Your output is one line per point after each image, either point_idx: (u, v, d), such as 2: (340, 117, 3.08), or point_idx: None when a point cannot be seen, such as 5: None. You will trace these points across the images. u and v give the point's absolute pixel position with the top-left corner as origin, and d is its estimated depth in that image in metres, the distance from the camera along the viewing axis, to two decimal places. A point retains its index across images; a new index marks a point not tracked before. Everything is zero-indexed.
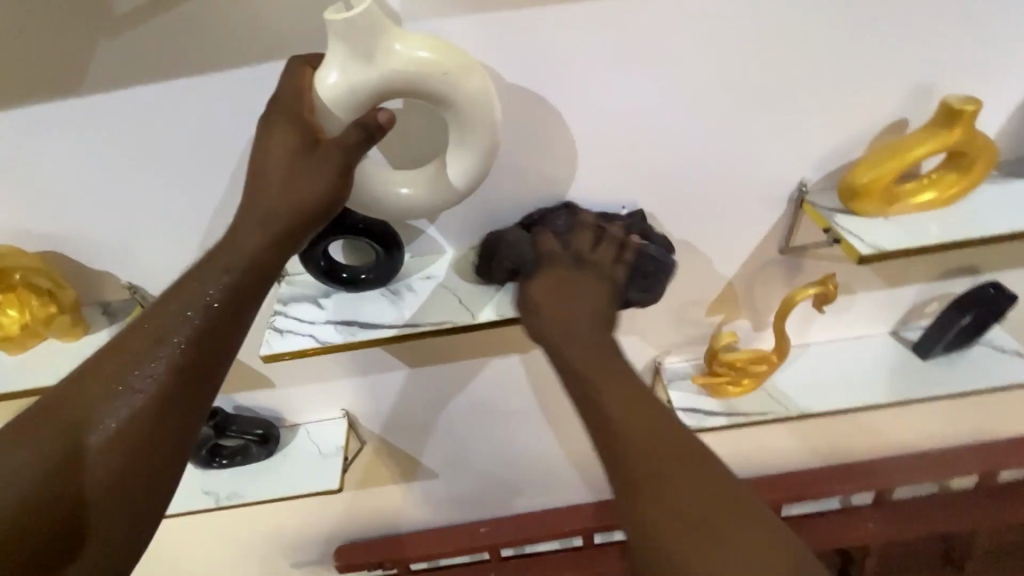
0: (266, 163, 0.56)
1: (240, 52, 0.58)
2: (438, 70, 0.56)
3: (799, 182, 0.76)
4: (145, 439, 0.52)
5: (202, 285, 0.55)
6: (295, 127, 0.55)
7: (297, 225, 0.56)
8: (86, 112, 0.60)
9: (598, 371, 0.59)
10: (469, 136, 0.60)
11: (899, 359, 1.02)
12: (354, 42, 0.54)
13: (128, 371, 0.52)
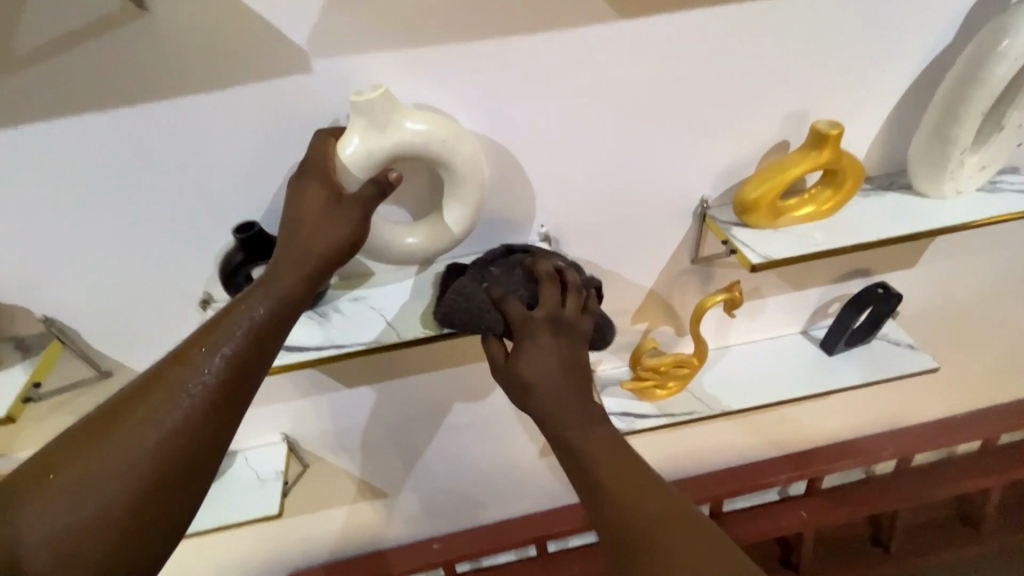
0: (298, 216, 0.61)
1: (148, 87, 0.59)
2: (440, 139, 0.64)
3: (700, 198, 0.83)
4: (180, 455, 0.53)
5: (248, 305, 0.58)
6: (324, 183, 0.60)
7: (324, 265, 0.61)
8: None
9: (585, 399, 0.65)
10: (466, 191, 0.68)
11: (809, 356, 1.10)
12: (371, 118, 0.61)
13: (170, 389, 0.53)
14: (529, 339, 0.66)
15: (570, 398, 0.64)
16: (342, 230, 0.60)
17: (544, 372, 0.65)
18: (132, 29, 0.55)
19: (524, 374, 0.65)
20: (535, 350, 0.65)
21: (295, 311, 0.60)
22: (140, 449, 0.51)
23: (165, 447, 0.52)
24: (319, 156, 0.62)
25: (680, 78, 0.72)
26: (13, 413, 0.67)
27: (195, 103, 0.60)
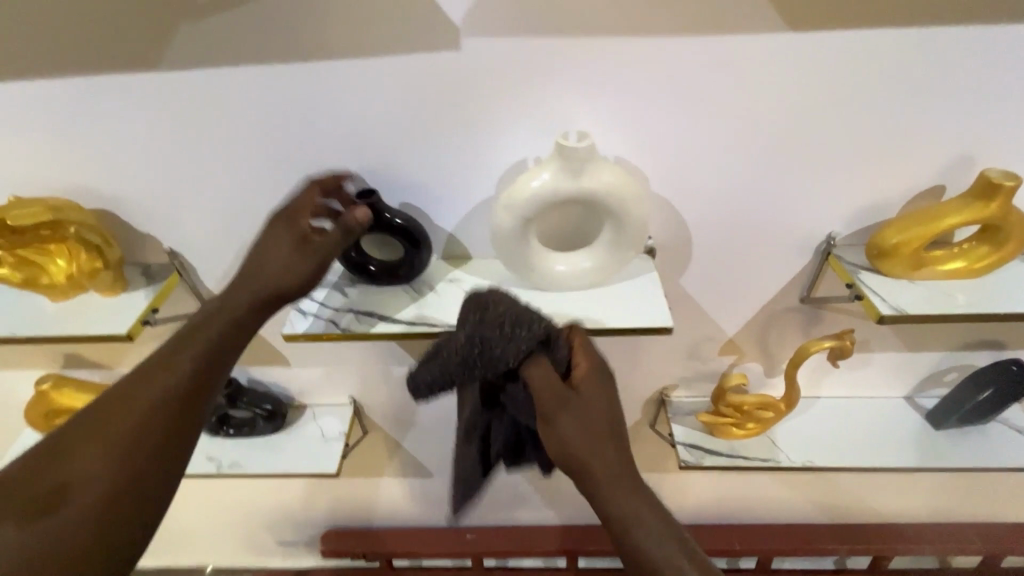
0: (263, 258, 0.65)
1: (306, 49, 0.60)
2: (620, 195, 0.61)
3: (827, 234, 0.76)
4: (150, 462, 0.54)
5: (227, 323, 0.63)
6: (290, 227, 0.64)
7: (259, 293, 0.64)
8: (158, 88, 0.63)
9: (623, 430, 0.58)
10: (622, 246, 0.66)
11: (910, 424, 1.00)
12: (565, 162, 0.59)
13: (150, 391, 0.57)
14: (564, 397, 0.58)
15: (602, 413, 0.58)
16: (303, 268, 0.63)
17: (585, 416, 0.57)
18: None
19: (564, 427, 0.57)
20: (587, 377, 0.60)
21: (242, 335, 0.64)
22: (121, 447, 0.53)
23: (144, 449, 0.54)
24: (298, 203, 0.65)
25: (840, 104, 0.66)
26: (132, 333, 0.73)
27: (347, 68, 0.61)
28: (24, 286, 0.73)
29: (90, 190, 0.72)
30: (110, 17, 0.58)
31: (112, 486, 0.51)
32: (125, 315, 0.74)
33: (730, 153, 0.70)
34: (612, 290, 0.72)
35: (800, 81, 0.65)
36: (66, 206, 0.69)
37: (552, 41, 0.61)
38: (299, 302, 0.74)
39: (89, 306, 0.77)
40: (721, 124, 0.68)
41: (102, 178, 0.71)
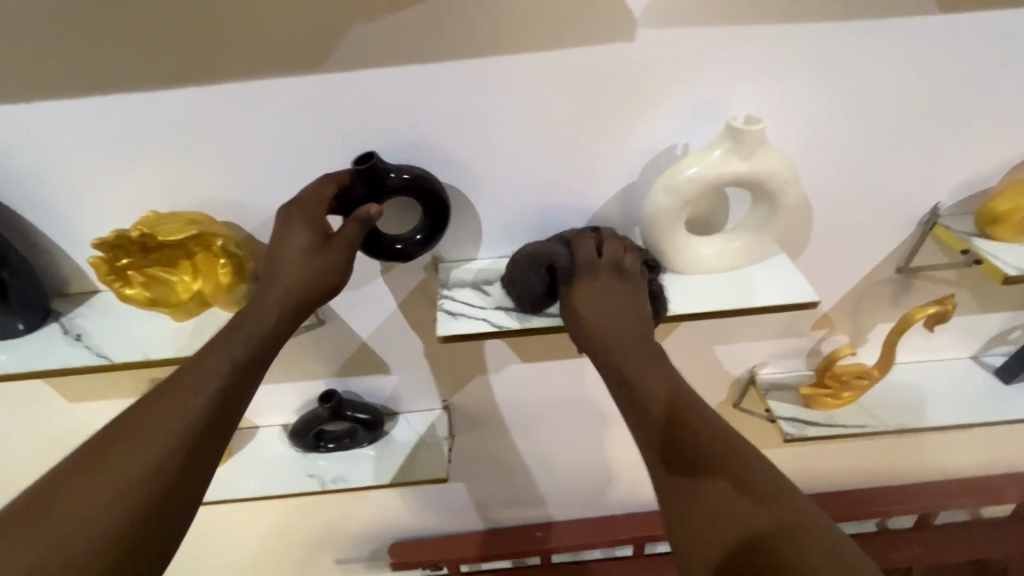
0: (278, 254, 0.64)
1: (474, 46, 0.59)
2: (782, 176, 0.64)
3: (933, 205, 0.81)
4: (184, 455, 0.55)
5: (266, 322, 0.64)
6: (313, 229, 0.63)
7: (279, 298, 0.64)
8: (314, 91, 0.62)
9: (625, 391, 0.62)
10: (770, 227, 0.69)
11: (981, 383, 1.07)
12: (734, 146, 0.61)
13: (185, 393, 0.58)
14: (591, 280, 0.68)
15: (657, 388, 0.61)
16: (327, 277, 0.64)
17: (609, 309, 0.67)
18: None
19: (597, 317, 0.67)
20: (616, 291, 0.67)
21: (278, 334, 0.64)
22: (162, 441, 0.55)
23: (182, 443, 0.55)
24: (310, 199, 0.63)
25: (963, 82, 0.70)
26: None
27: (512, 63, 0.61)
28: (148, 305, 0.69)
29: (221, 200, 0.69)
30: (278, 19, 0.57)
31: (151, 476, 0.53)
32: None
33: (858, 133, 0.73)
34: (750, 271, 0.75)
35: (932, 62, 0.68)
36: (205, 221, 0.66)
37: (717, 29, 0.61)
38: (443, 303, 0.73)
39: (217, 322, 0.75)
40: (856, 106, 0.70)
41: (236, 187, 0.69)
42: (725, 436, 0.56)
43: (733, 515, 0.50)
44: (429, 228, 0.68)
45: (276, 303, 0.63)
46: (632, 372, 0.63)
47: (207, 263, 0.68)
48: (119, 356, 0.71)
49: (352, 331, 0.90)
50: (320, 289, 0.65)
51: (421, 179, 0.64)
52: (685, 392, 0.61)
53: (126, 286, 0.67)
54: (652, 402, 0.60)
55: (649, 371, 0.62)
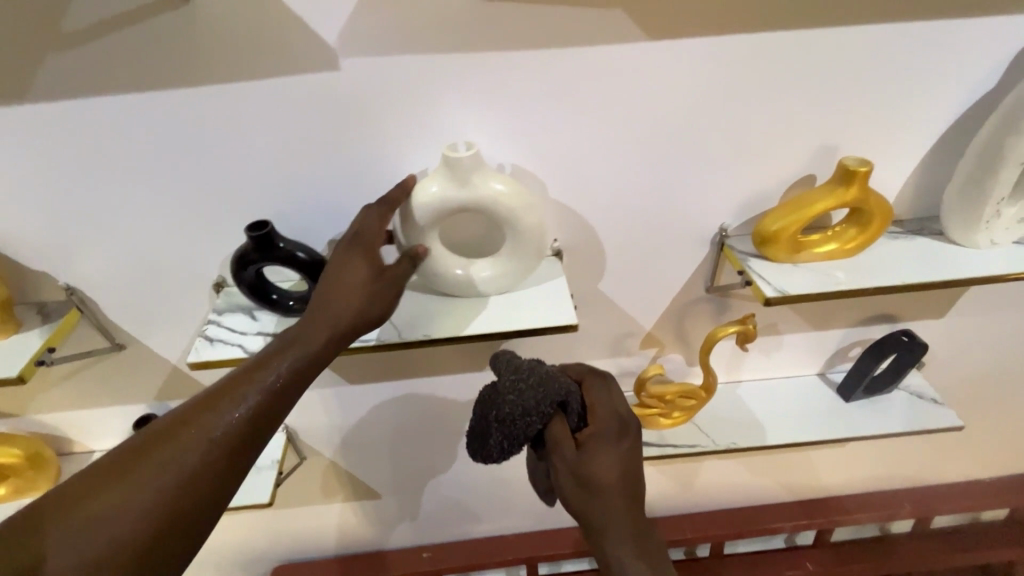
0: (330, 285, 0.60)
1: (181, 75, 0.59)
2: (510, 201, 0.64)
3: (719, 226, 0.81)
4: (205, 480, 0.49)
5: (286, 350, 0.57)
6: (371, 259, 0.61)
7: (342, 331, 0.59)
8: (28, 120, 0.61)
9: (591, 513, 0.64)
10: (520, 252, 0.69)
11: (823, 399, 1.06)
12: (455, 172, 0.62)
13: (214, 414, 0.51)
14: (599, 443, 0.66)
15: (614, 519, 0.63)
16: (379, 306, 0.60)
17: (603, 461, 0.64)
18: (173, 14, 0.56)
19: (595, 467, 0.64)
20: (602, 453, 0.65)
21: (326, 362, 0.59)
22: (188, 457, 0.49)
23: (201, 466, 0.49)
24: (367, 240, 0.62)
25: (724, 106, 0.69)
26: (24, 374, 0.70)
27: (225, 92, 0.60)
28: None
29: None
30: None
31: (148, 523, 0.46)
32: (17, 357, 0.71)
33: (626, 157, 0.72)
34: (521, 293, 0.74)
35: (686, 87, 0.67)
36: None
37: (436, 58, 0.60)
38: (206, 329, 0.73)
39: None
40: (615, 131, 0.69)
41: None
42: (654, 534, 0.64)
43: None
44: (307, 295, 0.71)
45: (328, 333, 0.58)
46: (592, 499, 0.63)
47: None
48: None
49: (159, 357, 0.89)
50: (360, 317, 0.60)
51: (313, 261, 0.67)
52: (606, 508, 0.63)
53: None
54: (615, 510, 0.63)
55: (611, 509, 0.63)
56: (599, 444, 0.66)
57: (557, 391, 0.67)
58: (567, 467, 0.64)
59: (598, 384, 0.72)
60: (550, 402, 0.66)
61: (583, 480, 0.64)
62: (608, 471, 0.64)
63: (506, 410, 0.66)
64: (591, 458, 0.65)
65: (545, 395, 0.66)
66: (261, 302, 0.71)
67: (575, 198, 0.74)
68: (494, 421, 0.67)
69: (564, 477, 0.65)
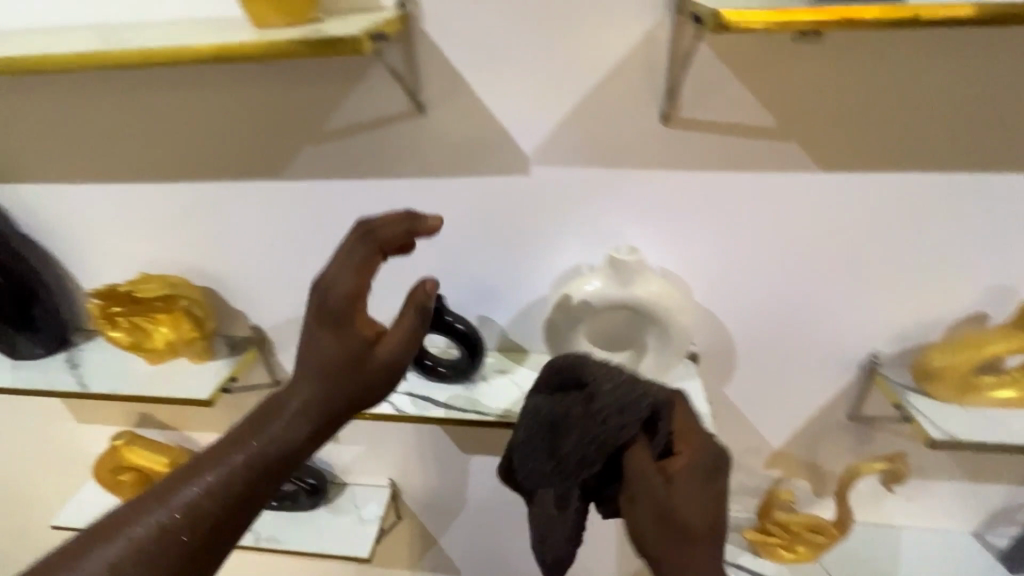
0: (308, 350, 0.50)
1: (395, 167, 0.70)
2: (665, 305, 0.67)
3: (871, 353, 0.77)
4: (154, 567, 0.39)
5: (280, 401, 0.48)
6: (358, 321, 0.52)
7: (337, 385, 0.49)
8: (274, 191, 0.75)
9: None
10: (665, 352, 0.71)
11: (979, 564, 0.92)
12: (618, 273, 0.67)
13: (163, 504, 0.41)
14: (681, 475, 0.48)
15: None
16: (383, 372, 0.51)
17: (686, 489, 0.47)
18: (407, 123, 0.66)
19: (682, 511, 0.45)
20: (689, 494, 0.46)
21: (319, 436, 0.49)
22: (134, 562, 0.39)
23: (150, 573, 0.39)
24: (342, 295, 0.51)
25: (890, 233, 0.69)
26: (211, 399, 0.81)
27: (427, 183, 0.70)
28: (129, 347, 0.84)
29: (200, 269, 0.83)
30: (249, 137, 0.72)
31: None
32: (209, 382, 0.83)
33: (780, 272, 0.73)
34: None
35: (855, 213, 0.68)
36: (178, 283, 0.80)
37: (614, 172, 0.67)
38: None
39: (179, 372, 0.86)
40: (775, 247, 0.71)
41: (213, 259, 0.83)
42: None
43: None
44: (457, 365, 0.77)
45: (310, 402, 0.48)
46: (678, 558, 0.45)
47: (175, 318, 0.81)
48: (95, 386, 0.84)
49: None
50: (357, 376, 0.50)
51: (468, 334, 0.73)
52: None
53: (114, 329, 0.82)
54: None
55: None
56: (683, 490, 0.47)
57: (617, 391, 0.54)
58: (649, 496, 0.47)
59: (657, 408, 0.52)
60: (618, 400, 0.53)
61: (673, 529, 0.45)
62: (701, 523, 0.45)
63: (565, 452, 0.56)
64: (673, 487, 0.47)
65: (605, 410, 0.53)
66: (417, 364, 0.78)
67: (722, 305, 0.76)
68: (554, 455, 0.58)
69: (628, 522, 0.50)
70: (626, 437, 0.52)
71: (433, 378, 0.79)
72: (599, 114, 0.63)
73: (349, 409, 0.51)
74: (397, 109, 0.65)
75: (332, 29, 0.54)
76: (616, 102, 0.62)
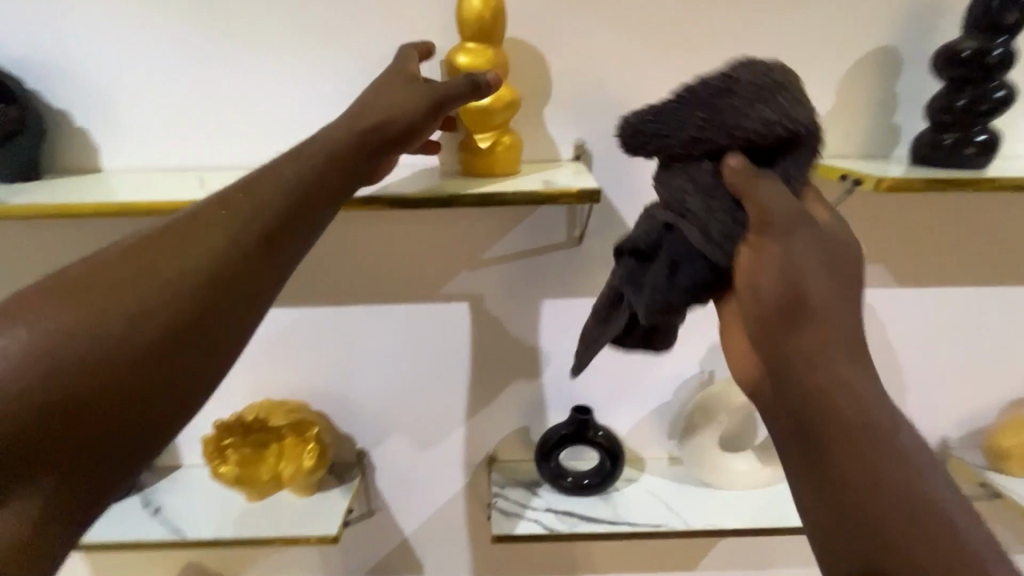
0: (375, 88, 0.54)
1: (545, 288, 0.76)
2: None
3: (944, 439, 0.88)
4: (95, 361, 0.37)
5: (220, 218, 0.43)
6: (400, 84, 0.54)
7: (277, 194, 0.45)
8: (417, 313, 0.77)
9: (813, 412, 0.37)
10: None
11: None
12: None
13: (57, 322, 0.37)
14: (791, 237, 0.41)
15: (846, 410, 0.36)
16: (415, 106, 0.53)
17: (815, 260, 0.40)
18: (563, 251, 0.74)
19: (806, 335, 0.39)
20: (796, 271, 0.40)
21: (258, 286, 0.43)
22: (35, 381, 0.35)
23: (53, 404, 0.36)
24: (408, 70, 0.56)
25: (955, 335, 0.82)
26: (338, 534, 0.76)
27: (573, 302, 0.77)
28: (233, 482, 0.76)
29: (317, 391, 0.81)
30: (403, 262, 0.75)
31: (41, 416, 0.35)
32: (328, 516, 0.78)
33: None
34: (781, 492, 0.81)
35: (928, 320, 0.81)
36: (305, 408, 0.78)
37: None
38: (496, 502, 0.79)
39: (284, 508, 0.79)
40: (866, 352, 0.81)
41: (333, 381, 0.81)
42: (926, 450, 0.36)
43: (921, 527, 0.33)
44: (599, 475, 0.78)
45: (257, 238, 0.43)
46: (802, 370, 0.38)
47: (294, 447, 0.77)
48: (192, 534, 0.75)
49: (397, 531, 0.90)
50: (308, 213, 0.46)
51: (616, 444, 0.77)
52: (820, 391, 0.37)
53: (223, 464, 0.75)
54: (855, 392, 0.37)
55: (849, 378, 0.37)
56: (781, 246, 0.40)
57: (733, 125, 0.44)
58: (741, 278, 0.42)
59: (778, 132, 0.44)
60: (723, 142, 0.45)
61: (783, 309, 0.40)
62: (812, 307, 0.39)
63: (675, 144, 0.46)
64: (784, 269, 0.40)
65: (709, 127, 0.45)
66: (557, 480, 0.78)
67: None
68: (659, 215, 0.48)
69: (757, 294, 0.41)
70: (693, 146, 0.46)
71: (571, 491, 0.79)
72: None
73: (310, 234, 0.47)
74: (560, 238, 0.74)
75: (563, 183, 0.60)
76: None
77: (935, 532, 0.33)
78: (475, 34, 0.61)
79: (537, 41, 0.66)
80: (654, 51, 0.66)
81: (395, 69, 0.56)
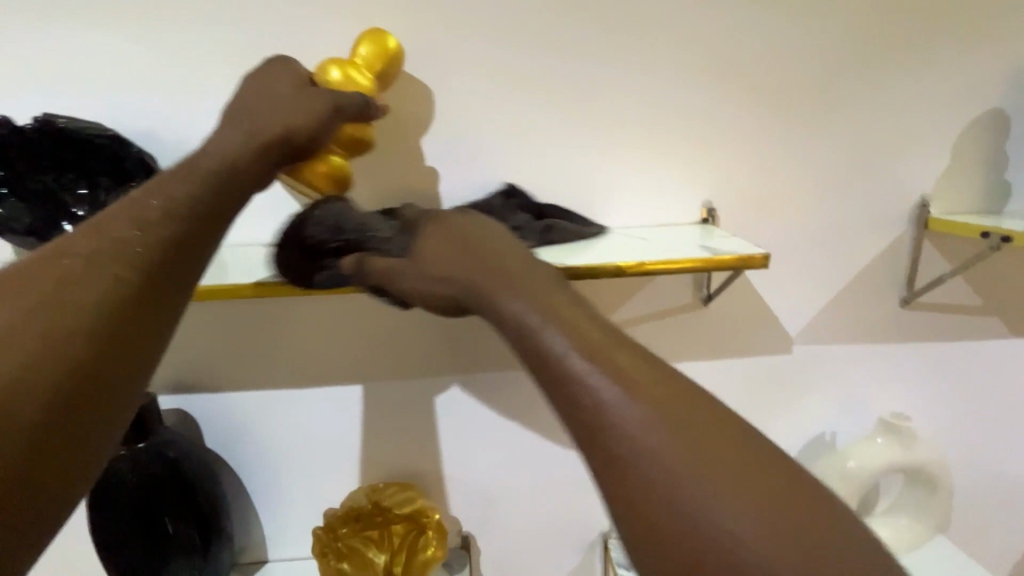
0: (253, 95, 0.54)
1: (658, 353, 0.77)
2: (933, 460, 0.75)
3: None
4: (130, 260, 0.38)
5: (195, 161, 0.47)
6: (281, 84, 0.54)
7: (268, 150, 0.51)
8: (534, 380, 0.77)
9: (626, 485, 0.33)
10: (931, 507, 0.77)
11: None
12: (896, 439, 0.73)
13: (127, 215, 0.40)
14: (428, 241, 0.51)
15: (701, 461, 0.32)
16: (282, 108, 0.52)
17: (451, 249, 0.49)
18: (692, 314, 0.72)
19: (430, 277, 0.49)
20: (564, 317, 0.39)
21: (217, 229, 0.45)
22: (64, 318, 0.34)
23: (106, 296, 0.36)
24: (283, 68, 0.56)
25: None
26: None
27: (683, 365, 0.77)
28: None
29: (420, 467, 0.78)
30: None
31: (92, 305, 0.35)
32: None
33: (993, 426, 0.79)
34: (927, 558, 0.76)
35: None
36: (419, 493, 0.73)
37: (857, 346, 0.76)
38: None
39: None
40: (984, 404, 0.79)
41: (437, 457, 0.78)
42: (785, 481, 0.32)
43: (804, 570, 0.29)
44: None
45: (190, 190, 0.44)
46: (614, 437, 0.33)
47: (409, 536, 0.70)
48: None
49: None
50: (248, 187, 0.49)
51: None
52: (642, 457, 0.32)
53: (336, 560, 0.69)
54: (724, 455, 0.32)
55: (672, 452, 0.32)
56: (501, 298, 0.43)
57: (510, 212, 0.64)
58: (494, 291, 0.44)
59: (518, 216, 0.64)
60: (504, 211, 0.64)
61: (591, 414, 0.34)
62: (585, 348, 0.37)
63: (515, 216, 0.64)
64: (537, 299, 0.41)
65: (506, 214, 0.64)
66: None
67: (953, 462, 0.80)
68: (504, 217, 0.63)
69: (448, 310, 0.50)
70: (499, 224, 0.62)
71: None
72: (851, 300, 0.74)
73: (259, 182, 0.51)
74: (685, 300, 0.72)
75: (722, 248, 0.60)
76: (861, 293, 0.74)
77: (807, 526, 0.30)
78: (368, 69, 0.58)
79: (665, 111, 0.68)
80: (774, 120, 0.68)
81: (279, 71, 0.56)
